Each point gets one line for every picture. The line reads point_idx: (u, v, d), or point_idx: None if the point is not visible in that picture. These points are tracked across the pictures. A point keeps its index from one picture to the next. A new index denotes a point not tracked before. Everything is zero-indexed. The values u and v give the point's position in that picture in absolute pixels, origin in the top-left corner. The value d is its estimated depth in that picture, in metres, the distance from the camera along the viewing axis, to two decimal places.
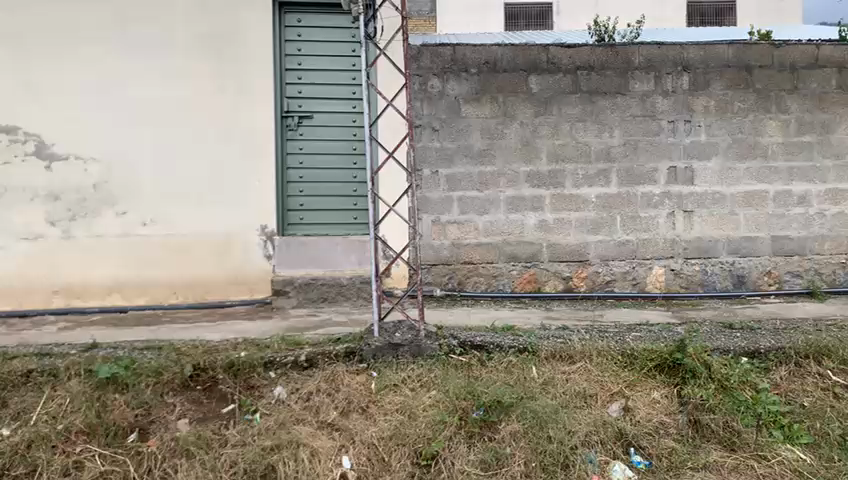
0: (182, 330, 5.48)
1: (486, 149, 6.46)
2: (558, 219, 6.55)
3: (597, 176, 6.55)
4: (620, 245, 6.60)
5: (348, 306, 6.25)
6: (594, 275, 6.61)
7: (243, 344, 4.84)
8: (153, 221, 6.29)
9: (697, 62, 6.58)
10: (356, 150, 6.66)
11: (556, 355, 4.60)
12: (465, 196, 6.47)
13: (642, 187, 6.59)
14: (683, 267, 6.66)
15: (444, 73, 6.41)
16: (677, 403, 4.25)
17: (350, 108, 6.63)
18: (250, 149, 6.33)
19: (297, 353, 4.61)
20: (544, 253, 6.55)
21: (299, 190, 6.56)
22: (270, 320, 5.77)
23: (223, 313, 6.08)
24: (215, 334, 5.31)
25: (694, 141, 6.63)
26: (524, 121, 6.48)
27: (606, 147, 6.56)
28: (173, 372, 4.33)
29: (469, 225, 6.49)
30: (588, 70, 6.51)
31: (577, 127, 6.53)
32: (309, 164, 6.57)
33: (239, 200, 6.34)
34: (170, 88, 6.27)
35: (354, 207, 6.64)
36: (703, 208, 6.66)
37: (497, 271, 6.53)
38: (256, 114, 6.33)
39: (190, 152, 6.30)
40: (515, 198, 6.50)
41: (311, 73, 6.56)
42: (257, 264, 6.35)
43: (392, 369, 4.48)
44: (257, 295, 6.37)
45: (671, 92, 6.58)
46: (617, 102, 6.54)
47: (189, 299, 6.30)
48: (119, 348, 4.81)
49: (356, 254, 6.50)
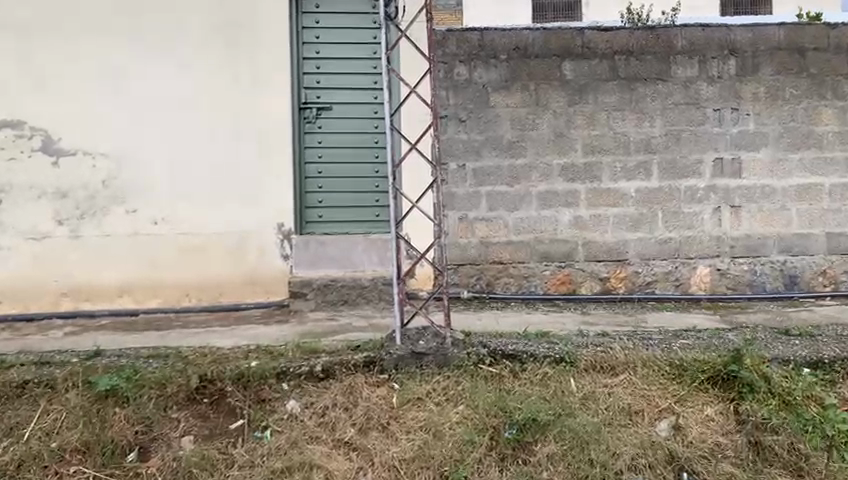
0: (193, 336, 5.15)
1: (517, 141, 6.04)
2: (593, 215, 6.10)
3: (636, 169, 6.10)
4: (662, 244, 6.14)
5: (369, 309, 5.87)
6: (633, 276, 6.15)
7: (255, 353, 4.48)
8: (164, 219, 5.97)
9: (745, 46, 6.09)
10: (378, 143, 6.23)
11: (596, 367, 4.16)
12: (494, 191, 6.06)
13: (685, 180, 6.12)
14: (729, 267, 6.18)
15: (471, 60, 6.00)
16: (734, 422, 3.79)
17: (371, 98, 6.20)
18: (265, 144, 5.98)
19: (313, 362, 4.20)
20: (579, 251, 6.11)
21: (318, 186, 6.17)
22: (286, 325, 5.41)
23: (238, 317, 5.75)
24: (226, 340, 4.97)
25: (742, 131, 6.13)
26: (557, 111, 6.05)
27: (646, 137, 6.09)
28: (178, 384, 3.97)
29: (498, 223, 6.07)
30: (626, 54, 6.06)
31: (614, 117, 6.07)
32: (328, 158, 6.17)
33: (254, 198, 5.99)
34: (181, 80, 5.93)
35: (377, 203, 6.22)
36: (752, 203, 6.16)
37: (528, 271, 6.10)
38: (272, 106, 5.98)
39: (202, 148, 5.97)
40: (548, 193, 6.07)
41: (331, 62, 6.16)
42: (273, 264, 6.00)
43: (415, 381, 4.08)
44: (273, 297, 6.01)
45: (717, 77, 6.09)
46: (658, 89, 6.07)
47: (202, 301, 5.97)
48: (123, 357, 4.49)
49: (377, 253, 6.09)
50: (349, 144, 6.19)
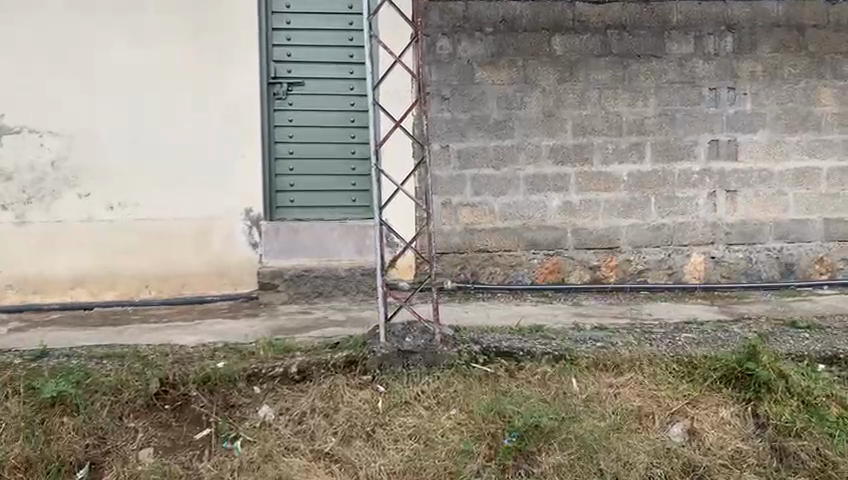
0: (152, 332, 4.69)
1: (503, 121, 5.66)
2: (584, 200, 5.76)
3: (629, 150, 5.75)
4: (655, 230, 5.82)
5: (346, 301, 5.46)
6: (624, 264, 5.82)
7: (223, 353, 4.06)
8: (121, 204, 5.47)
9: (743, 21, 5.77)
10: (355, 122, 5.76)
11: (599, 364, 3.78)
12: (480, 175, 5.67)
13: (679, 164, 5.80)
14: (724, 255, 5.90)
15: (455, 33, 5.59)
16: (751, 425, 3.51)
17: (347, 73, 5.73)
18: (233, 122, 5.51)
19: (287, 362, 3.76)
20: (568, 239, 5.76)
21: (290, 168, 5.70)
22: (256, 319, 4.98)
23: (202, 310, 5.29)
24: (189, 337, 4.52)
25: (739, 112, 5.82)
26: (546, 89, 5.67)
27: (639, 117, 5.75)
28: (135, 390, 3.53)
29: (484, 208, 5.69)
30: (619, 29, 5.69)
31: (607, 95, 5.71)
32: (300, 137, 5.70)
33: (222, 181, 5.52)
34: (140, 52, 5.41)
35: (354, 187, 5.77)
36: (748, 188, 5.87)
37: (515, 260, 5.74)
38: (239, 80, 5.49)
39: (164, 126, 5.47)
40: (536, 176, 5.71)
41: (303, 34, 5.68)
42: (240, 253, 5.56)
43: (402, 383, 3.68)
44: (241, 289, 5.57)
45: (713, 54, 5.77)
46: (652, 67, 5.73)
47: (164, 293, 5.50)
48: (73, 357, 4.02)
49: (355, 240, 5.65)
50: (323, 123, 5.72)
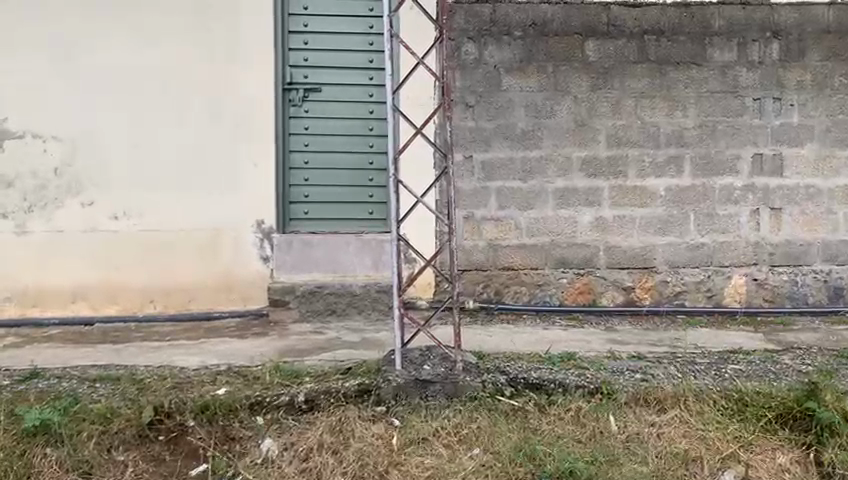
0: (152, 352, 4.37)
1: (531, 130, 5.31)
2: (617, 216, 5.38)
3: (667, 164, 5.38)
4: (693, 250, 5.43)
5: (361, 321, 5.12)
6: (661, 285, 5.43)
7: (225, 377, 3.75)
8: (125, 213, 5.18)
9: (790, 27, 5.38)
10: (373, 130, 5.43)
11: (640, 400, 3.43)
12: (505, 187, 5.32)
13: (721, 178, 5.41)
14: (768, 277, 5.48)
15: (481, 37, 5.26)
16: (816, 475, 3.11)
17: (365, 79, 5.41)
18: (244, 128, 5.21)
19: (294, 391, 3.46)
20: (600, 257, 5.39)
21: (304, 178, 5.38)
22: (264, 339, 4.65)
23: (209, 328, 4.97)
24: (192, 358, 4.20)
25: (785, 124, 5.42)
26: (578, 97, 5.32)
27: (678, 128, 5.38)
28: (128, 418, 3.24)
29: (509, 223, 5.33)
30: (657, 34, 5.33)
31: (643, 105, 5.35)
32: (316, 146, 5.38)
33: (232, 190, 5.22)
34: (147, 53, 5.14)
35: (371, 199, 5.43)
36: (794, 205, 5.45)
37: (543, 279, 5.37)
38: (251, 84, 5.20)
39: (172, 131, 5.18)
40: (566, 189, 5.34)
41: (320, 37, 5.37)
42: (250, 267, 5.23)
43: (419, 416, 3.34)
44: (251, 306, 5.24)
45: (758, 62, 5.39)
46: (692, 75, 5.36)
47: (169, 309, 5.20)
48: (64, 380, 3.71)
49: (371, 256, 5.31)
50: (340, 131, 5.40)
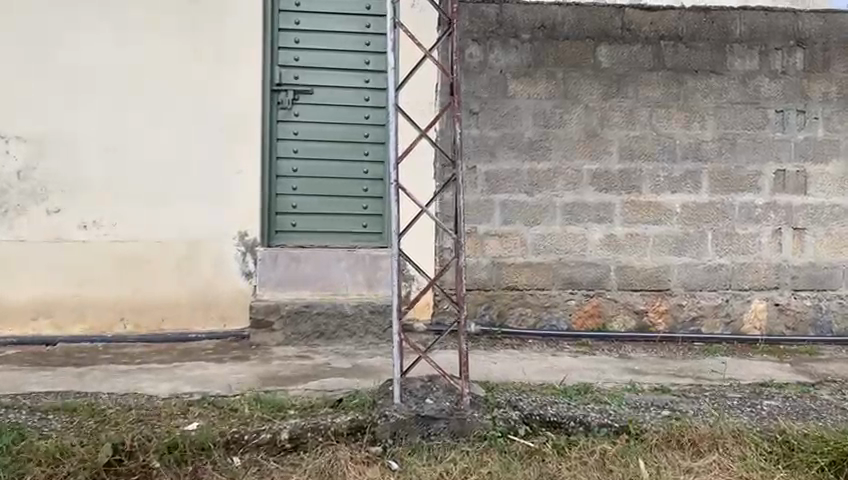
0: (117, 378, 3.90)
1: (539, 140, 4.92)
2: (630, 234, 4.98)
3: (683, 179, 5.00)
4: (711, 271, 5.04)
5: (351, 345, 4.67)
6: (676, 309, 5.03)
7: (199, 410, 3.30)
8: (95, 223, 4.72)
9: (816, 35, 5.04)
10: (368, 137, 5.02)
11: (671, 443, 3.03)
12: (510, 201, 4.92)
13: (741, 195, 5.04)
14: (790, 302, 5.10)
15: (486, 38, 4.88)
16: None
17: (361, 82, 5.00)
18: (231, 132, 4.79)
19: (276, 427, 3.05)
20: (611, 278, 4.99)
21: (293, 187, 4.95)
22: (244, 364, 4.20)
23: (184, 351, 4.52)
24: (162, 386, 3.75)
25: (809, 139, 5.07)
26: (590, 105, 4.94)
27: (696, 141, 5.01)
28: (80, 458, 2.78)
29: (514, 239, 4.93)
30: (675, 40, 4.98)
31: (659, 115, 4.98)
32: (306, 152, 4.95)
33: (213, 200, 4.78)
34: (125, 49, 4.71)
35: (365, 211, 5.01)
36: (818, 226, 5.08)
37: (549, 300, 4.97)
38: (237, 86, 4.78)
39: (151, 134, 4.74)
40: (576, 204, 4.95)
41: (312, 36, 4.96)
42: (231, 284, 4.78)
43: (421, 458, 2.91)
44: (230, 326, 4.79)
45: (781, 72, 5.04)
46: (710, 84, 5.00)
47: (141, 329, 4.74)
48: (14, 410, 3.24)
49: (365, 273, 4.87)
50: (333, 137, 4.98)
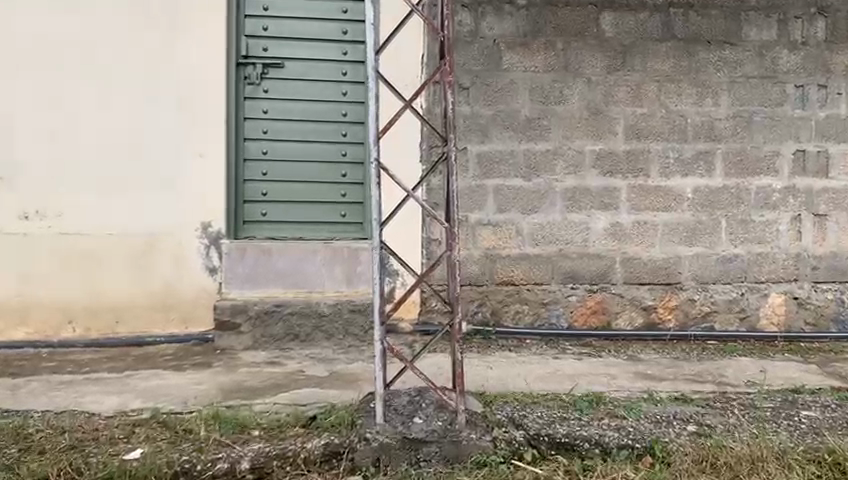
0: (57, 391, 3.37)
1: (537, 118, 4.43)
2: (637, 222, 4.52)
3: (694, 160, 4.54)
4: (725, 263, 4.59)
5: (329, 349, 4.18)
6: (687, 304, 4.58)
7: (147, 432, 2.81)
8: (38, 213, 4.18)
9: (838, 3, 4.59)
10: (346, 116, 4.51)
11: (705, 468, 2.56)
12: (504, 186, 4.43)
13: (758, 179, 4.58)
14: (811, 296, 4.65)
15: (478, 5, 4.39)
16: None
17: (338, 54, 4.49)
18: (191, 110, 4.26)
19: (235, 455, 2.58)
20: (616, 271, 4.52)
21: (262, 172, 4.43)
22: (206, 373, 3.69)
23: (140, 357, 4.01)
24: (108, 400, 3.23)
25: (832, 116, 4.61)
26: (592, 79, 4.46)
27: (709, 119, 4.54)
28: None
29: (509, 229, 4.45)
30: (685, 7, 4.51)
31: (668, 91, 4.51)
32: (276, 133, 4.44)
33: (172, 185, 4.26)
34: (67, 19, 4.16)
35: (343, 198, 4.50)
36: (841, 212, 4.64)
37: (548, 297, 4.49)
38: (198, 57, 4.25)
39: (98, 116, 4.20)
40: (577, 190, 4.48)
41: (283, 2, 4.43)
42: (193, 281, 4.26)
43: None
44: (192, 329, 4.28)
45: (801, 43, 4.57)
46: (724, 56, 4.53)
47: (92, 332, 4.21)
48: None
49: (343, 267, 4.36)
50: (307, 116, 4.47)
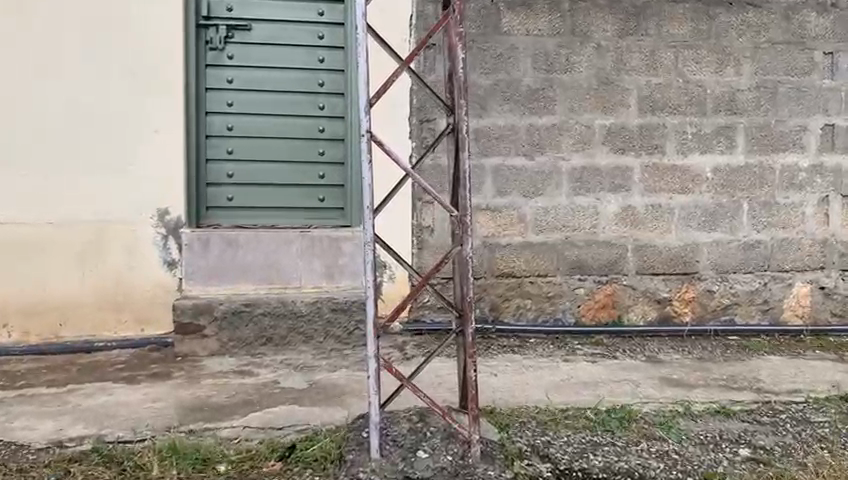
0: None
1: (540, 89, 3.93)
2: (651, 205, 4.05)
3: (714, 136, 4.07)
4: (748, 251, 4.13)
5: (308, 354, 3.65)
6: (705, 297, 4.13)
7: (85, 471, 2.27)
8: None
9: None
10: (323, 86, 3.96)
11: None
12: (504, 166, 3.93)
13: (783, 156, 4.12)
14: (838, 285, 4.22)
15: None
16: None
17: (313, 15, 3.92)
18: (146, 80, 3.67)
19: None
20: (628, 261, 4.06)
21: (228, 151, 3.87)
22: (163, 386, 3.15)
23: (88, 366, 3.45)
24: (43, 425, 2.67)
25: None
26: (602, 44, 3.96)
27: (730, 89, 4.06)
28: None
29: (510, 214, 3.95)
30: None
31: (686, 58, 4.02)
32: (244, 106, 3.87)
33: (124, 167, 3.68)
34: None
35: (321, 179, 3.96)
36: None
37: (553, 290, 4.02)
38: (152, 18, 3.65)
39: (38, 87, 3.60)
40: (585, 170, 3.99)
41: None
42: (149, 276, 3.70)
43: None
44: (149, 330, 3.73)
45: (831, 5, 4.11)
46: (747, 19, 4.06)
47: (32, 336, 3.64)
48: None
49: (323, 259, 3.86)
50: (278, 87, 3.91)
